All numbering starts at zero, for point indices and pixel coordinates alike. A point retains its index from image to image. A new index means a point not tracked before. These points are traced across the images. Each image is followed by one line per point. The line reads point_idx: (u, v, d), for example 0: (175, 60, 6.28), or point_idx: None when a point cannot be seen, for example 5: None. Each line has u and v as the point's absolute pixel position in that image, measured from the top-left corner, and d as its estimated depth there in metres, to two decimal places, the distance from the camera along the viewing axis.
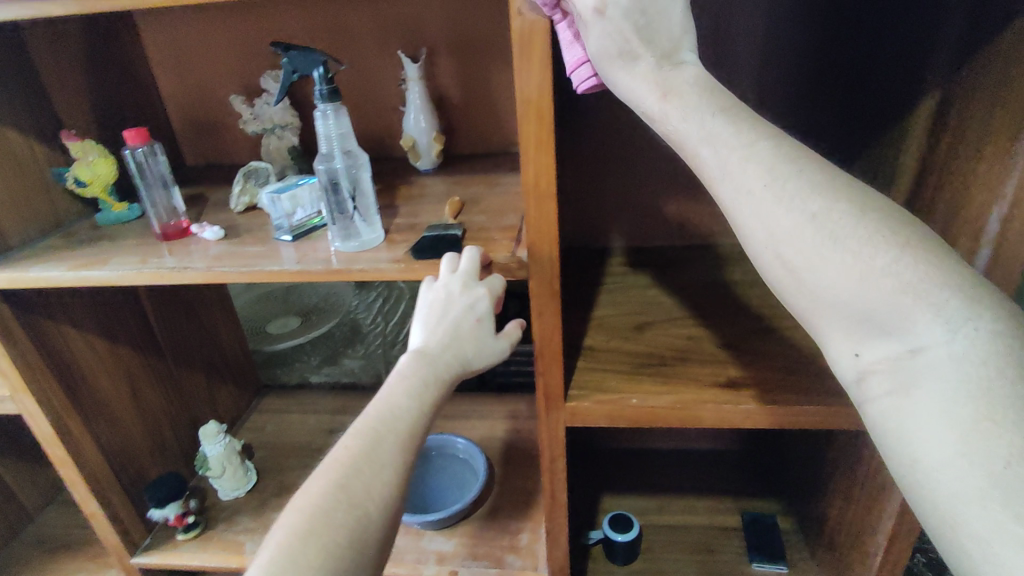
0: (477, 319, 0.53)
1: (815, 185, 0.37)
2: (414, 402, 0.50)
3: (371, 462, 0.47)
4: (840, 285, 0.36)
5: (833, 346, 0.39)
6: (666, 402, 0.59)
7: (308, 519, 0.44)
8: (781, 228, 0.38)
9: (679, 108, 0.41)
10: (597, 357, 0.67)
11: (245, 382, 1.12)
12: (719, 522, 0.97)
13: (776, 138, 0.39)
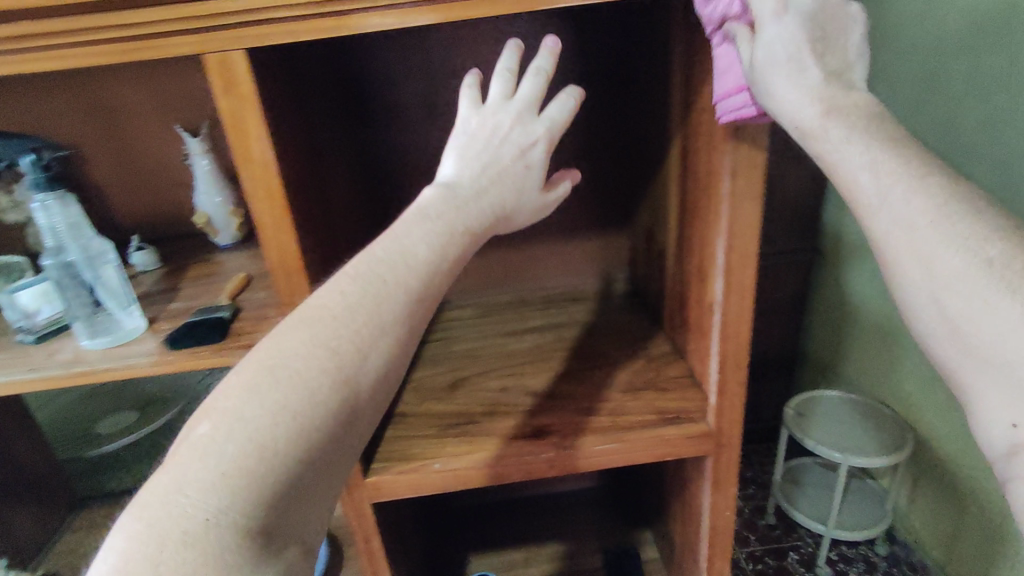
0: (525, 170, 0.49)
1: (986, 230, 0.38)
2: (430, 250, 0.42)
3: (367, 311, 0.38)
4: (1000, 342, 0.37)
5: (987, 412, 0.39)
6: (467, 464, 0.58)
7: (279, 373, 0.35)
8: (943, 270, 0.39)
9: (839, 128, 0.41)
10: (406, 423, 0.65)
11: (52, 501, 1.02)
12: (583, 565, 0.96)
13: (955, 187, 0.40)
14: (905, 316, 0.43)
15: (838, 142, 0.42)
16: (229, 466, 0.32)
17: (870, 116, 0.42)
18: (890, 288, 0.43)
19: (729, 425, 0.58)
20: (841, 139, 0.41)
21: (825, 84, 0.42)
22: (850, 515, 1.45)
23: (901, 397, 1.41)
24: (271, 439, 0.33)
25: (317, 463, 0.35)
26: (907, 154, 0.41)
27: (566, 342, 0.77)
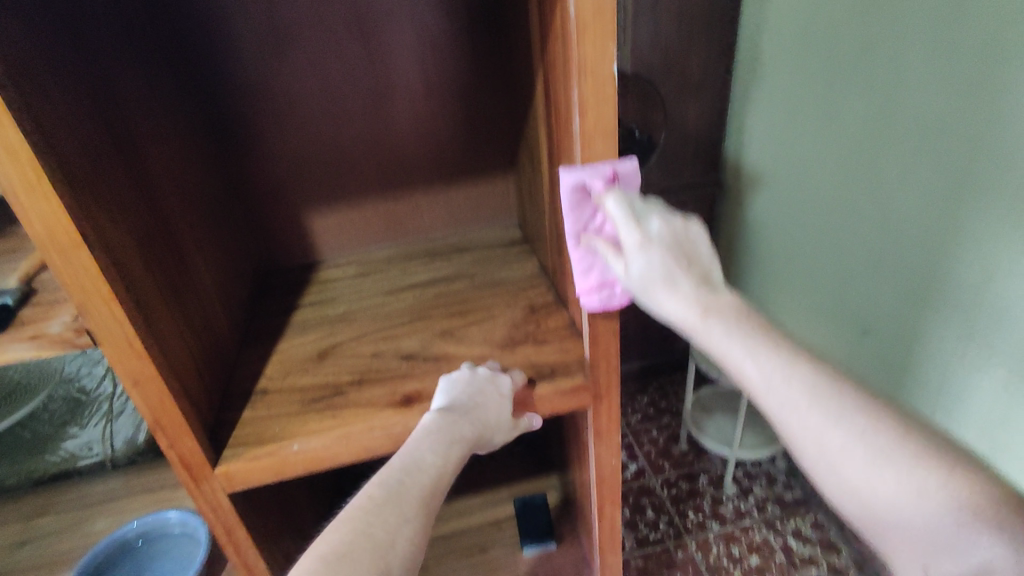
0: (501, 394, 0.55)
1: (854, 402, 0.40)
2: (438, 457, 0.50)
3: (394, 508, 0.46)
4: (887, 500, 0.37)
5: (905, 567, 0.38)
6: (330, 441, 0.54)
7: (341, 558, 0.42)
8: (830, 446, 0.39)
9: (719, 325, 0.43)
10: (266, 401, 0.59)
11: None
12: (493, 517, 0.96)
13: (820, 364, 0.42)
14: (823, 493, 0.42)
15: (723, 344, 0.43)
16: None
17: (732, 312, 0.44)
18: (803, 468, 0.43)
19: (605, 374, 0.57)
20: (724, 336, 0.43)
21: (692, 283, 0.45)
22: (752, 435, 1.54)
23: None
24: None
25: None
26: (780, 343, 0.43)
27: (448, 299, 0.72)
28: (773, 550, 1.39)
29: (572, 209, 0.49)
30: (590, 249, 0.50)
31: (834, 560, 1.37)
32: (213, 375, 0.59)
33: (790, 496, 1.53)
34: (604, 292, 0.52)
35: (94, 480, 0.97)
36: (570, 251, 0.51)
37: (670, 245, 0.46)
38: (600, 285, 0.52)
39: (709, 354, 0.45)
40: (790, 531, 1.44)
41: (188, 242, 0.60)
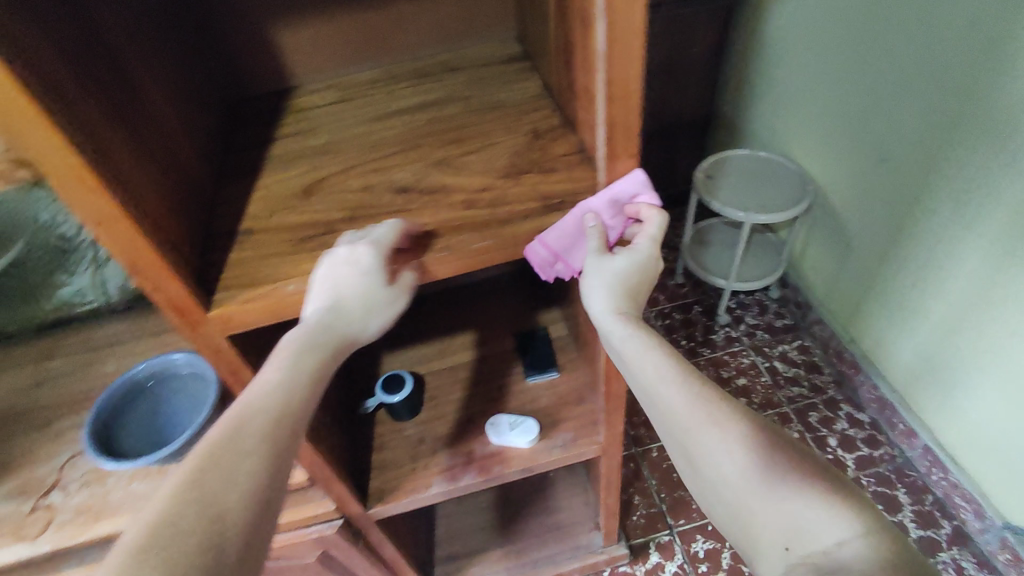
0: (342, 262, 0.50)
1: (724, 406, 0.51)
2: (302, 336, 0.50)
3: (243, 448, 0.45)
4: (747, 478, 0.48)
5: (768, 547, 0.47)
6: (327, 282, 0.50)
7: (216, 458, 0.44)
8: (700, 427, 0.50)
9: (671, 380, 0.51)
10: (252, 242, 0.54)
11: None
12: (496, 349, 0.98)
13: (699, 378, 0.52)
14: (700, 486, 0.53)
15: (631, 351, 0.52)
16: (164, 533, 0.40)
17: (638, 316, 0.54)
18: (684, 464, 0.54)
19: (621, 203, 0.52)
20: (636, 352, 0.52)
21: (625, 289, 0.53)
22: (749, 267, 1.55)
23: (807, 149, 1.41)
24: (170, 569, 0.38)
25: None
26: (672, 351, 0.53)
27: (442, 125, 0.65)
28: (759, 372, 1.50)
29: (564, 235, 0.52)
30: (586, 224, 0.52)
31: (816, 380, 1.47)
32: (189, 213, 0.54)
33: (780, 323, 1.60)
34: (554, 259, 0.53)
35: (92, 325, 0.96)
36: (541, 240, 0.52)
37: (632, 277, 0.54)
38: (557, 255, 0.53)
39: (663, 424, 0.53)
40: (777, 355, 1.54)
41: (131, 58, 0.50)
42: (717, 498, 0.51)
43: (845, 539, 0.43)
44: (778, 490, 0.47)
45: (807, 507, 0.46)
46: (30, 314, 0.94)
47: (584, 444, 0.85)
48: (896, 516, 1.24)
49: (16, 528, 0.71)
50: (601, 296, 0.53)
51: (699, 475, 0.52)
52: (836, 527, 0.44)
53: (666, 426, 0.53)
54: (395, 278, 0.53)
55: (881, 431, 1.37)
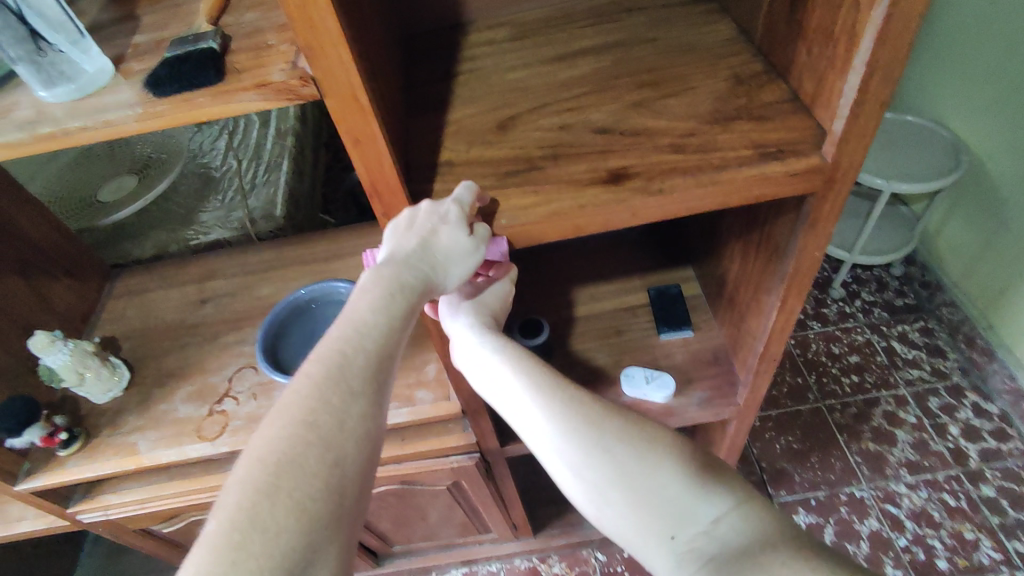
0: (441, 222, 0.48)
1: (595, 405, 0.52)
2: (380, 316, 0.47)
3: (346, 388, 0.44)
4: (626, 472, 0.49)
5: (654, 538, 0.49)
6: (541, 217, 0.51)
7: (277, 465, 0.41)
8: (574, 429, 0.51)
9: (540, 386, 0.53)
10: (454, 174, 0.55)
11: (85, 268, 0.96)
12: (627, 303, 0.97)
13: (562, 380, 0.53)
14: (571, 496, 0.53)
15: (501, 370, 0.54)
16: (244, 549, 0.38)
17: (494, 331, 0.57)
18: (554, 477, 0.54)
19: (849, 155, 0.49)
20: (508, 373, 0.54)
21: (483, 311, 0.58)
22: (877, 241, 1.46)
23: (964, 117, 1.29)
24: (291, 515, 0.40)
25: (329, 532, 0.41)
26: (534, 360, 0.54)
27: (634, 66, 0.62)
28: (875, 351, 1.44)
29: None
30: None
31: (939, 365, 1.39)
32: (397, 142, 0.55)
33: (902, 302, 1.50)
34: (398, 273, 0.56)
35: (245, 249, 1.01)
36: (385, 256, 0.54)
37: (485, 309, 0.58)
38: None
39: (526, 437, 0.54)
40: (895, 335, 1.46)
41: None
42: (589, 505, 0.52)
43: (722, 517, 0.47)
44: (661, 480, 0.49)
45: (684, 487, 0.49)
46: (168, 239, 1.06)
47: (721, 404, 0.84)
48: (1022, 513, 1.18)
49: (198, 429, 0.78)
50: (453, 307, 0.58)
51: (566, 484, 0.52)
52: (711, 508, 0.48)
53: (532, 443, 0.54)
54: (474, 228, 0.50)
55: (1011, 425, 1.29)
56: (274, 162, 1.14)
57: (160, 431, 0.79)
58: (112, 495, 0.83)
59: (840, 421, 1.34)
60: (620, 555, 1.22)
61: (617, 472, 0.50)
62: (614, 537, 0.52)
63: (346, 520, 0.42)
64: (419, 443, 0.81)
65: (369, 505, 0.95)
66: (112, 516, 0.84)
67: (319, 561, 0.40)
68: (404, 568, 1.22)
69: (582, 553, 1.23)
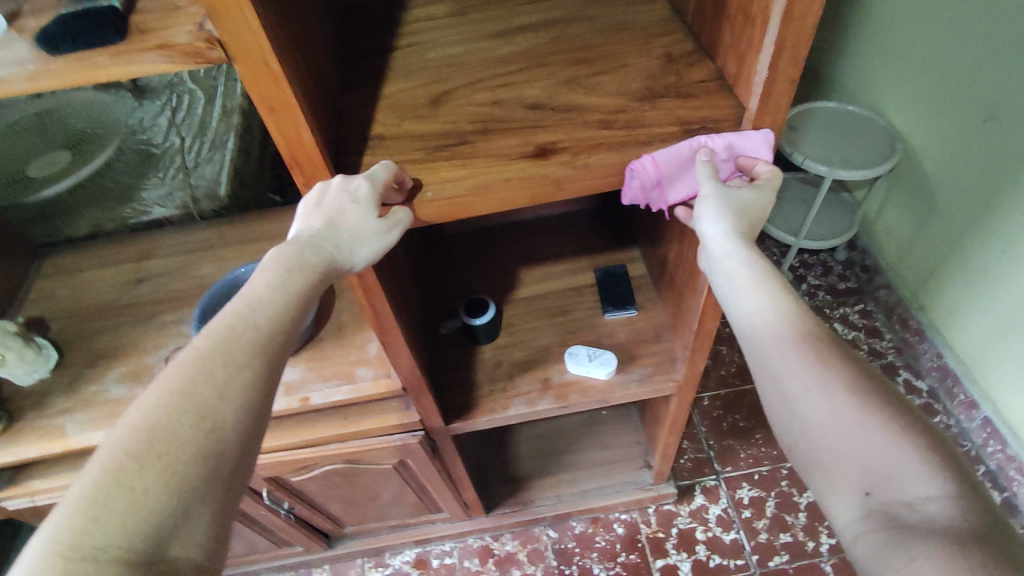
0: (353, 201, 0.48)
1: (819, 340, 0.48)
2: (279, 292, 0.46)
3: (234, 365, 0.43)
4: (832, 423, 0.45)
5: (838, 495, 0.45)
6: (469, 190, 0.51)
7: (150, 435, 0.39)
8: (791, 360, 0.47)
9: (774, 304, 0.49)
10: (384, 147, 0.55)
11: (9, 246, 0.91)
12: (574, 284, 0.99)
13: (797, 303, 0.49)
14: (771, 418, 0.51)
15: (734, 271, 0.50)
16: (104, 515, 0.36)
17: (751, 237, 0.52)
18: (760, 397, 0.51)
19: (765, 133, 0.51)
20: (743, 280, 0.50)
21: (747, 209, 0.52)
22: (820, 225, 1.52)
23: (899, 106, 1.34)
24: (160, 487, 0.38)
25: (201, 510, 0.39)
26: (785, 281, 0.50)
27: (569, 43, 0.63)
28: None
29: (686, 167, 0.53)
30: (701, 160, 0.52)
31: (875, 345, 1.46)
32: (326, 113, 0.54)
33: (843, 286, 1.57)
34: (649, 191, 0.53)
35: (186, 228, 0.99)
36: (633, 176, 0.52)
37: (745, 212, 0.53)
38: (653, 189, 0.53)
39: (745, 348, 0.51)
40: (836, 317, 1.52)
41: None
42: (790, 434, 0.49)
43: (933, 498, 0.42)
44: (870, 440, 0.44)
45: (904, 457, 0.43)
46: (104, 218, 1.03)
47: (661, 380, 0.86)
48: None
49: None
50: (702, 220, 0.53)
51: (773, 407, 0.50)
52: (926, 484, 0.43)
53: (747, 348, 0.51)
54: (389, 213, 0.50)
55: (939, 400, 1.36)
56: (220, 139, 1.05)
57: (91, 412, 0.76)
58: (37, 479, 0.78)
59: None
60: (571, 531, 1.24)
61: (828, 414, 0.45)
62: (800, 471, 0.50)
63: (224, 501, 0.41)
64: (363, 421, 0.81)
65: (316, 486, 0.94)
66: (39, 502, 0.79)
67: (185, 534, 0.38)
68: (356, 550, 1.23)
69: (534, 531, 1.25)
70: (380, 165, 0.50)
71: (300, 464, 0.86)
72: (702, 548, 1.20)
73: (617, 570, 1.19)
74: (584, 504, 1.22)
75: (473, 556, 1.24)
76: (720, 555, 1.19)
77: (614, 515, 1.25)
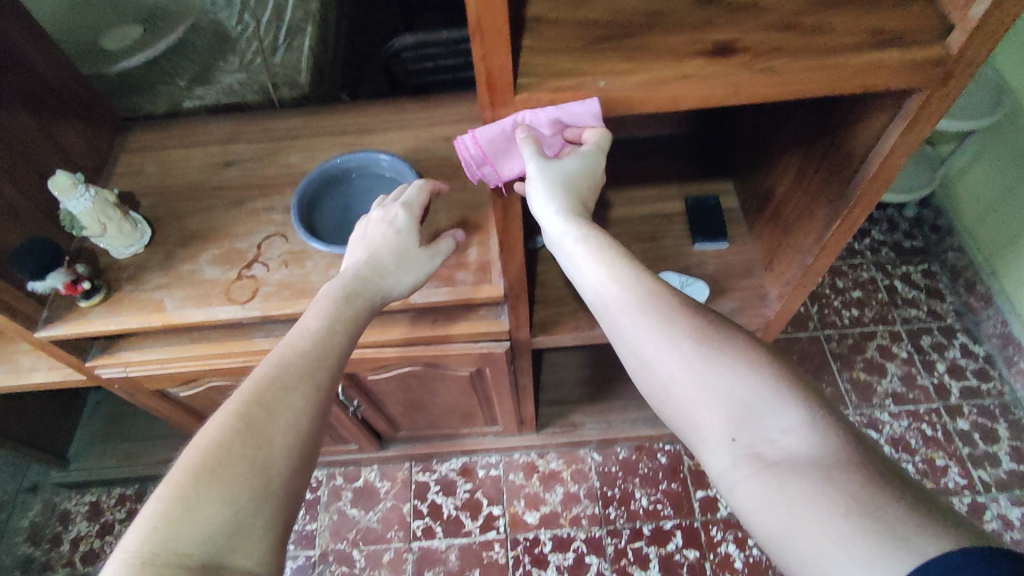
0: (395, 231, 0.65)
1: (661, 304, 0.52)
2: (326, 325, 0.57)
3: (290, 392, 0.51)
4: (687, 376, 0.50)
5: (714, 445, 0.48)
6: (642, 85, 0.47)
7: (217, 457, 0.46)
8: (642, 326, 0.52)
9: (619, 274, 0.53)
10: (543, 32, 0.51)
11: (95, 116, 0.88)
12: (663, 211, 0.96)
13: (642, 272, 0.54)
14: (643, 392, 0.55)
15: (581, 252, 0.55)
16: (171, 526, 0.42)
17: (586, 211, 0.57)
18: (631, 376, 0.55)
19: (974, 51, 0.47)
20: (585, 257, 0.55)
21: (576, 183, 0.56)
22: (899, 179, 1.46)
23: (1012, 58, 1.25)
24: (218, 510, 0.44)
25: (263, 526, 0.45)
26: (621, 249, 0.55)
27: None
28: (877, 289, 1.47)
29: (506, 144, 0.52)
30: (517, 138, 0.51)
31: (936, 306, 1.44)
32: None
33: (909, 245, 1.53)
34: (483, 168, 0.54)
35: (268, 114, 0.95)
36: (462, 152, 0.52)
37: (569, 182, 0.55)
38: (485, 164, 0.53)
39: (606, 326, 0.55)
40: (899, 275, 1.49)
41: None
42: (663, 401, 0.52)
43: (792, 428, 0.46)
44: (728, 382, 0.48)
45: (759, 392, 0.48)
46: (179, 95, 1.00)
47: (751, 315, 0.85)
48: (991, 446, 1.26)
49: (227, 291, 0.76)
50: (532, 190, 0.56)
51: (642, 380, 0.54)
52: (784, 416, 0.47)
53: (612, 328, 0.54)
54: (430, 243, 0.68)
55: (994, 367, 1.35)
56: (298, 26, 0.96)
57: (186, 290, 0.76)
58: (130, 353, 0.82)
59: (835, 351, 1.39)
60: (615, 456, 1.27)
61: (686, 373, 0.50)
62: (682, 438, 0.53)
63: (282, 523, 0.46)
64: (452, 326, 0.81)
65: (388, 387, 0.95)
66: (131, 373, 0.83)
67: (251, 538, 0.44)
68: (406, 454, 1.26)
69: (579, 453, 1.28)
70: (415, 188, 0.69)
71: (381, 363, 0.86)
72: None
73: (658, 497, 1.23)
74: (632, 431, 1.24)
75: (518, 470, 1.27)
76: None
77: (659, 446, 1.28)
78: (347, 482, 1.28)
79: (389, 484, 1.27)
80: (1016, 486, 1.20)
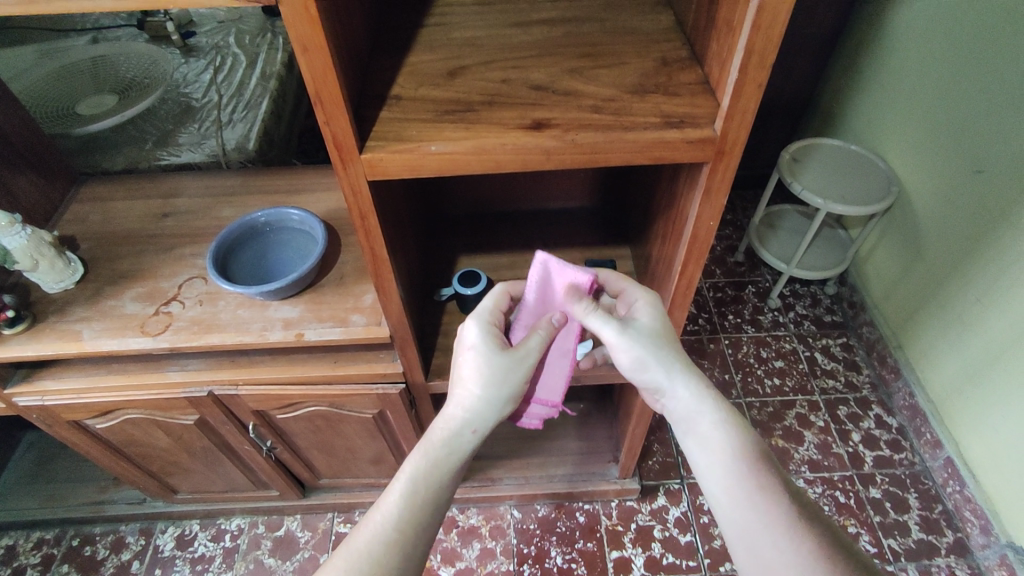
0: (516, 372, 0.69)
1: (762, 487, 0.62)
2: (457, 448, 0.67)
3: (436, 499, 0.65)
4: (782, 554, 0.58)
5: None
6: (467, 151, 0.57)
7: (388, 540, 0.61)
8: (744, 503, 0.61)
9: (725, 455, 0.64)
10: (400, 106, 0.61)
11: (53, 170, 0.99)
12: None
13: (753, 461, 0.64)
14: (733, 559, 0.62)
15: (750, 524, 0.60)
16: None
17: (754, 462, 0.64)
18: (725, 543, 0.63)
19: (735, 130, 0.57)
20: (707, 436, 0.66)
21: (739, 440, 0.65)
22: (814, 255, 1.59)
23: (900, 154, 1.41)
24: None
25: None
26: (748, 440, 0.66)
27: (575, 39, 0.68)
28: (798, 359, 1.54)
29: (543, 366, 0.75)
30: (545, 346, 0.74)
31: (853, 378, 1.51)
32: (353, 69, 0.61)
33: (829, 319, 1.62)
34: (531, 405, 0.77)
35: (212, 172, 1.06)
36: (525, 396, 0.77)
37: (653, 335, 0.69)
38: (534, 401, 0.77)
39: (709, 494, 0.65)
40: (819, 348, 1.57)
41: None
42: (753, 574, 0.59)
43: None
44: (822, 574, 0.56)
45: None
46: (139, 156, 1.11)
47: None
48: (901, 515, 1.29)
49: (142, 325, 0.83)
50: (606, 335, 0.69)
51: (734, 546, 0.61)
52: None
53: None
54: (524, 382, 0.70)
55: (906, 437, 1.40)
56: (254, 102, 1.18)
57: (105, 323, 0.84)
58: (49, 382, 0.88)
59: (756, 418, 1.44)
60: (535, 514, 1.30)
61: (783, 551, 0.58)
62: None
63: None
64: (351, 366, 0.88)
65: (298, 427, 1.00)
66: (47, 402, 0.88)
67: None
68: (328, 503, 1.28)
69: (499, 509, 1.31)
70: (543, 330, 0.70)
71: (285, 402, 0.91)
72: (658, 545, 1.24)
73: (573, 555, 1.24)
74: (551, 488, 1.27)
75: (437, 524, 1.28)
76: (674, 553, 1.23)
77: (578, 504, 1.30)
78: (268, 531, 1.30)
79: (310, 533, 1.29)
80: (924, 556, 1.22)
